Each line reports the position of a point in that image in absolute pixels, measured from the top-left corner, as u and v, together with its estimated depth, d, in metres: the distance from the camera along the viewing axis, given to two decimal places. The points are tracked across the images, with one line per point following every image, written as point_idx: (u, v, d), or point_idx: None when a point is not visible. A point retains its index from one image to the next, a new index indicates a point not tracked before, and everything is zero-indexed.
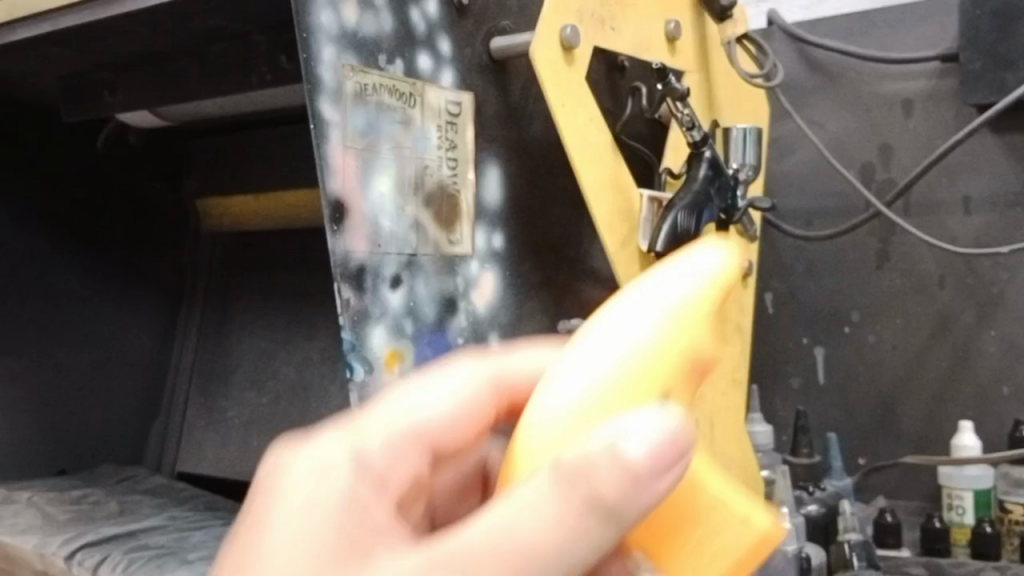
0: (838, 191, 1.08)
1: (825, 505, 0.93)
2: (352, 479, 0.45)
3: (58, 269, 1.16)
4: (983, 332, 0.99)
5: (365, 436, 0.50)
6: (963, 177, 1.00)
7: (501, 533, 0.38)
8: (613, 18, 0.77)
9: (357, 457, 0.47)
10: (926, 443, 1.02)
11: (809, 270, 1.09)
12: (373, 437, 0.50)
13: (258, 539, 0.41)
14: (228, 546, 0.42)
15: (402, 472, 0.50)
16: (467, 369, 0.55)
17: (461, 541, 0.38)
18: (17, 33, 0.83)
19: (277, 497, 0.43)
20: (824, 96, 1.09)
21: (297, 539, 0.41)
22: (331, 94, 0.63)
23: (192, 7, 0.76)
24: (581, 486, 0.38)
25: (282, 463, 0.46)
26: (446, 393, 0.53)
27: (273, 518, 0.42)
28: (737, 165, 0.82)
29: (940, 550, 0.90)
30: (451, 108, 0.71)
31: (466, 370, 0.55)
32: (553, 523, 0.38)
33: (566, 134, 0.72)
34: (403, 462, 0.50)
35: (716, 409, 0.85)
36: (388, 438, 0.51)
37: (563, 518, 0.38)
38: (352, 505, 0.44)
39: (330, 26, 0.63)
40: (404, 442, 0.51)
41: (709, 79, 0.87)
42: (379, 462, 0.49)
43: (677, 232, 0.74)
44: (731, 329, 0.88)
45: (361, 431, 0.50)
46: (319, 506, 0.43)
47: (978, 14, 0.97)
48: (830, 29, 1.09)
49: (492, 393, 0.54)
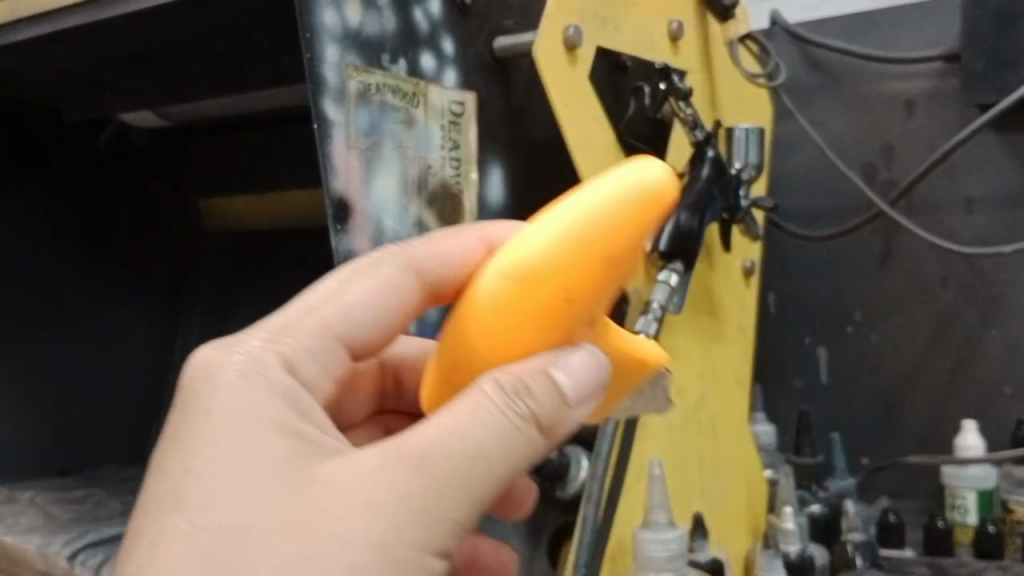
0: (840, 191, 1.08)
1: (827, 505, 0.93)
2: (284, 375, 0.45)
3: (61, 269, 1.16)
4: (986, 331, 0.99)
5: (282, 330, 0.47)
6: (965, 177, 1.00)
7: (450, 436, 0.41)
8: (616, 18, 0.77)
9: (288, 354, 0.46)
10: (929, 443, 1.02)
11: (811, 270, 1.09)
12: (293, 330, 0.47)
13: (212, 444, 0.41)
14: (173, 443, 0.42)
15: (328, 364, 0.47)
16: (384, 259, 0.50)
17: (409, 444, 0.41)
18: (19, 32, 0.83)
19: (218, 396, 0.43)
20: (825, 96, 1.09)
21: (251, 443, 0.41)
22: (334, 93, 0.63)
23: (195, 7, 0.76)
24: (514, 398, 0.42)
25: (207, 367, 0.45)
26: (364, 280, 0.49)
27: (223, 421, 0.42)
28: (740, 165, 0.82)
29: (944, 550, 0.90)
30: (453, 108, 0.71)
31: (384, 262, 0.50)
32: (494, 427, 0.41)
33: (570, 134, 0.72)
34: (327, 359, 0.47)
35: (719, 409, 0.85)
36: (315, 324, 0.48)
37: (501, 420, 0.42)
38: (292, 403, 0.43)
39: (334, 25, 0.63)
40: (322, 334, 0.47)
41: (711, 78, 0.87)
42: (309, 363, 0.46)
43: (681, 231, 0.74)
44: (733, 329, 0.88)
45: (273, 328, 0.47)
46: (259, 407, 0.43)
47: (979, 13, 0.96)
48: (832, 29, 1.09)
49: (413, 280, 0.49)
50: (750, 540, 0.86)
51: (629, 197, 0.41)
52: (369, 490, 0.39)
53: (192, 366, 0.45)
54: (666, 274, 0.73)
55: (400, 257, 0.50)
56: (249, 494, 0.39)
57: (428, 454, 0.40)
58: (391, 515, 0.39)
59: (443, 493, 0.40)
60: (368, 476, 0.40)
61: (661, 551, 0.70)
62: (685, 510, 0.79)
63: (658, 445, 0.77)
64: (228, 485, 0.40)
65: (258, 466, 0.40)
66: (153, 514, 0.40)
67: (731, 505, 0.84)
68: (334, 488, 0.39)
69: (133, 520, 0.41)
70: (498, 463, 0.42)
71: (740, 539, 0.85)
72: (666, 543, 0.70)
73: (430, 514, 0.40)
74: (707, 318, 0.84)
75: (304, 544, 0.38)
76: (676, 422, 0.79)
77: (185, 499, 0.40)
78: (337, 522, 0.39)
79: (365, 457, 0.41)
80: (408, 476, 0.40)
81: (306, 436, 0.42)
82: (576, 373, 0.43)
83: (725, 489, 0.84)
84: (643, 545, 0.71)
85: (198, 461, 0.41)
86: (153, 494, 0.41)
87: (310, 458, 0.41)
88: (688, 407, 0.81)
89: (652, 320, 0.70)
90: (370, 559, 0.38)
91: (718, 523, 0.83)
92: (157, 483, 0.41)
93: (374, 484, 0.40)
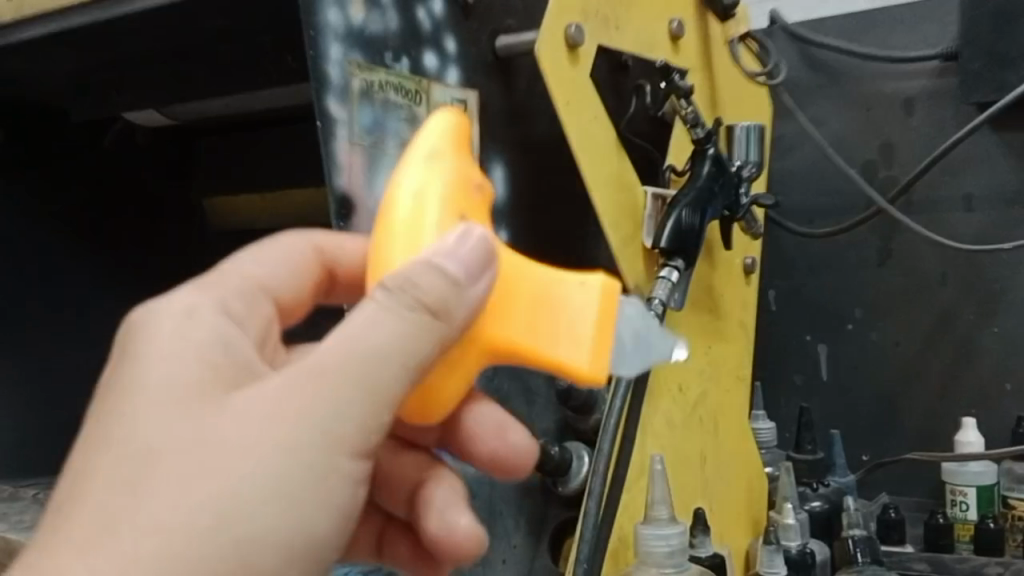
0: (841, 189, 1.08)
1: (828, 501, 0.93)
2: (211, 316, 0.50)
3: (65, 268, 1.16)
4: (985, 329, 0.99)
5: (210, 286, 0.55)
6: (964, 175, 1.01)
7: (345, 342, 0.45)
8: (617, 17, 0.78)
9: (211, 297, 0.53)
10: (928, 440, 1.02)
11: (811, 268, 1.09)
12: (220, 288, 0.54)
13: (128, 372, 0.46)
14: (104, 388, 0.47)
15: (251, 318, 0.54)
16: (287, 237, 0.61)
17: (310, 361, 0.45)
18: (23, 31, 0.83)
19: (150, 336, 0.48)
20: (826, 94, 1.09)
21: (167, 369, 0.46)
22: (337, 91, 0.63)
23: (199, 6, 0.77)
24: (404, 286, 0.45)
25: (141, 320, 0.49)
26: (275, 259, 0.60)
27: (147, 357, 0.47)
28: (740, 162, 0.83)
29: (943, 546, 0.91)
30: (455, 106, 0.72)
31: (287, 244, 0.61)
32: (384, 326, 0.45)
33: (571, 131, 0.73)
34: (249, 310, 0.55)
35: (719, 406, 0.85)
36: (239, 283, 0.56)
37: (393, 318, 0.45)
38: (212, 332, 0.49)
39: (337, 24, 0.63)
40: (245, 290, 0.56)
41: (711, 77, 0.88)
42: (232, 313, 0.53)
43: (681, 228, 0.74)
44: (734, 326, 0.88)
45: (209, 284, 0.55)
46: (187, 332, 0.48)
47: (980, 12, 0.97)
48: (831, 28, 1.10)
49: (314, 258, 0.60)
50: (750, 537, 0.87)
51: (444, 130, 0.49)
52: (266, 407, 0.45)
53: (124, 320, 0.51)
54: (666, 271, 0.74)
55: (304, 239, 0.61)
56: (166, 421, 0.44)
57: (322, 366, 0.45)
58: (289, 426, 0.44)
59: (343, 393, 0.45)
60: (266, 397, 0.45)
61: (661, 546, 0.71)
62: (686, 506, 0.80)
63: (659, 441, 0.77)
64: (147, 413, 0.44)
65: (171, 394, 0.45)
66: (82, 449, 0.45)
67: (731, 502, 0.85)
68: (243, 414, 0.44)
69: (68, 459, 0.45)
70: (394, 357, 0.45)
71: (740, 534, 0.86)
72: (667, 539, 0.71)
73: (331, 418, 0.45)
74: (708, 316, 0.85)
75: (218, 463, 0.43)
76: (677, 418, 0.79)
77: (106, 434, 0.44)
78: (246, 441, 0.44)
79: (270, 382, 0.45)
80: (305, 386, 0.45)
81: (220, 364, 0.47)
82: (464, 260, 0.45)
83: (725, 485, 0.84)
84: (643, 540, 0.71)
85: (121, 401, 0.45)
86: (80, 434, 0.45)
87: (220, 387, 0.46)
88: (688, 404, 0.81)
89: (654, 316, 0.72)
90: (280, 466, 0.44)
91: (719, 519, 0.83)
92: (85, 425, 0.46)
93: (271, 401, 0.45)
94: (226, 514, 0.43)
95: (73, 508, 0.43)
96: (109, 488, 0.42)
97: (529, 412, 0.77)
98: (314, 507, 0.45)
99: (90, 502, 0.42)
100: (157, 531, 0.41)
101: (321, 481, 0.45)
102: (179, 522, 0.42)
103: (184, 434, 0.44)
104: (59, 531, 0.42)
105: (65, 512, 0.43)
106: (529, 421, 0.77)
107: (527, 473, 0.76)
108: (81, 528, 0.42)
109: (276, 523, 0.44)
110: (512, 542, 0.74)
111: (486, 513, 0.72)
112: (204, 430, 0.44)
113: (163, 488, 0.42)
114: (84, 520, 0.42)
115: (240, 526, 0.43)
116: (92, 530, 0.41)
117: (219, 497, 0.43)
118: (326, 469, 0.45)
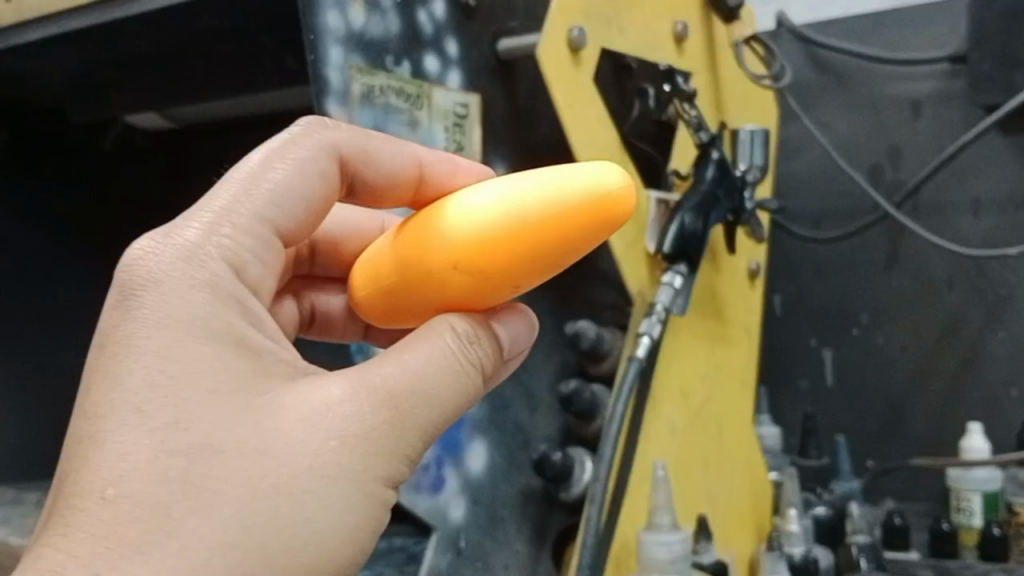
0: (847, 192, 1.07)
1: (833, 507, 0.92)
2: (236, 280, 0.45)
3: (68, 270, 1.16)
4: (992, 333, 0.98)
5: (219, 212, 0.47)
6: (971, 179, 1.00)
7: (417, 372, 0.44)
8: (621, 20, 0.77)
9: (229, 242, 0.46)
10: (934, 445, 1.02)
11: (817, 271, 1.09)
12: (231, 223, 0.47)
13: (146, 341, 0.42)
14: (119, 348, 0.42)
15: (267, 259, 0.48)
16: (305, 139, 0.52)
17: (377, 379, 0.44)
18: (25, 34, 0.83)
19: (171, 294, 0.43)
20: (832, 97, 1.08)
21: (208, 355, 0.42)
22: (338, 96, 0.63)
23: (200, 9, 0.77)
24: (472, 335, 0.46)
25: (148, 269, 0.44)
26: (288, 160, 0.50)
27: (176, 330, 0.42)
28: (745, 166, 0.82)
29: (948, 553, 0.90)
30: (457, 109, 0.72)
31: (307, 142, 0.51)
32: (444, 363, 0.45)
33: (573, 136, 0.72)
34: (270, 245, 0.48)
35: (723, 412, 0.85)
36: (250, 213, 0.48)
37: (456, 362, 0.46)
38: (240, 308, 0.44)
39: (337, 27, 0.63)
40: (264, 214, 0.48)
41: (717, 80, 0.87)
42: (253, 258, 0.47)
43: (684, 234, 0.74)
44: (738, 331, 0.88)
45: (216, 208, 0.48)
46: (204, 302, 0.43)
47: (988, 13, 0.96)
48: (838, 30, 1.09)
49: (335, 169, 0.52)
50: (754, 542, 0.86)
51: (576, 197, 0.43)
52: (337, 423, 0.42)
53: (128, 257, 0.44)
54: (670, 276, 0.74)
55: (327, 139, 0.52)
56: (224, 413, 0.40)
57: (394, 388, 0.44)
58: (359, 451, 0.42)
59: (410, 424, 0.44)
60: (335, 406, 0.42)
61: (663, 553, 0.70)
62: (689, 512, 0.79)
63: (661, 447, 0.77)
64: (197, 400, 0.40)
65: (216, 381, 0.41)
66: (104, 425, 0.40)
67: (735, 508, 0.84)
68: (306, 420, 0.42)
69: (75, 432, 0.41)
70: (450, 398, 0.45)
71: (744, 539, 0.85)
72: (668, 545, 0.70)
73: (394, 450, 0.43)
74: (712, 320, 0.84)
75: (281, 473, 0.40)
76: (681, 424, 0.79)
77: (149, 417, 0.40)
78: (314, 454, 0.41)
79: (332, 386, 0.43)
80: (376, 404, 0.43)
81: (254, 346, 0.44)
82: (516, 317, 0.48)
83: (729, 492, 0.84)
84: (646, 547, 0.71)
85: (158, 374, 0.41)
86: (104, 405, 0.40)
87: (268, 380, 0.43)
88: (692, 409, 0.80)
89: (656, 322, 0.71)
90: (345, 487, 0.41)
91: (722, 524, 0.83)
92: (108, 392, 0.41)
93: (347, 416, 0.42)
94: (283, 526, 0.40)
95: (118, 499, 0.38)
96: (160, 483, 0.38)
97: (531, 418, 0.76)
98: (360, 539, 0.43)
99: (139, 496, 0.38)
100: (224, 545, 0.38)
101: (373, 507, 0.43)
102: (245, 536, 0.39)
103: (248, 434, 0.40)
104: (99, 521, 0.38)
105: (86, 505, 0.38)
106: (531, 427, 0.76)
107: (529, 479, 0.75)
108: (133, 527, 0.37)
109: (329, 548, 0.41)
110: (514, 549, 0.73)
111: (488, 520, 0.72)
112: (264, 429, 0.41)
113: (227, 495, 0.39)
114: (137, 518, 0.38)
115: (300, 544, 0.40)
116: (148, 532, 0.37)
117: (284, 512, 0.40)
118: (377, 497, 0.43)
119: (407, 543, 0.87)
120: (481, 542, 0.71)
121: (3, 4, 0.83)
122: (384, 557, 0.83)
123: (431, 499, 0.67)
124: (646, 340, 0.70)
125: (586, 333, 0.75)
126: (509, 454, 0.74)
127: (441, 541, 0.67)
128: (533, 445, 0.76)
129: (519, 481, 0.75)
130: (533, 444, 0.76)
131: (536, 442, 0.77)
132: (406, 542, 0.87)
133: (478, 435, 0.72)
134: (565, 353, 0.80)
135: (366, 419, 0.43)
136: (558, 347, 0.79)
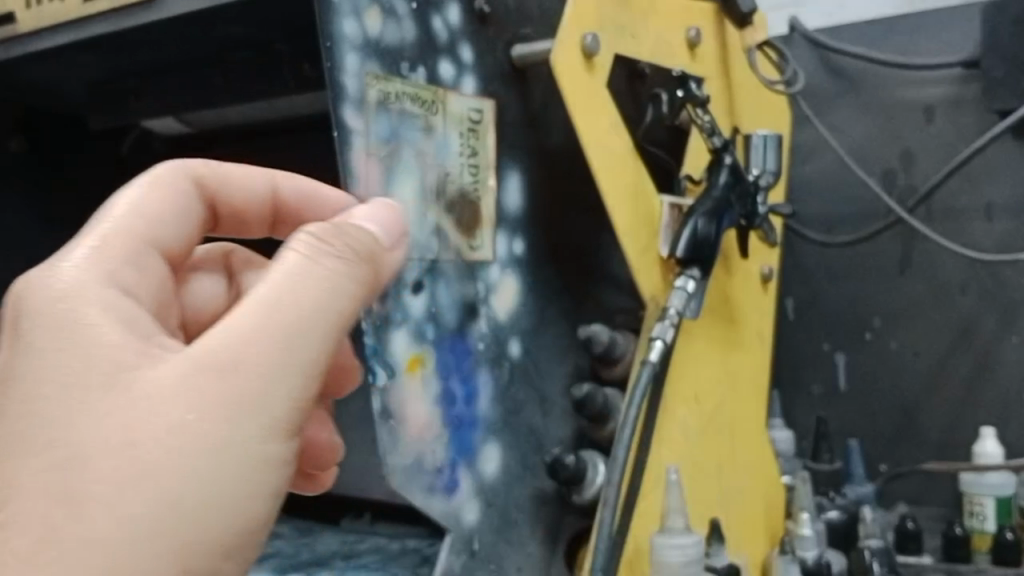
0: (860, 197, 1.08)
1: (846, 511, 0.93)
2: (105, 288, 0.46)
3: None
4: (1005, 338, 0.98)
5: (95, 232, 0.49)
6: (985, 183, 1.00)
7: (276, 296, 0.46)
8: (634, 26, 0.78)
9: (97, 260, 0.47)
10: (947, 450, 1.02)
11: (830, 275, 1.09)
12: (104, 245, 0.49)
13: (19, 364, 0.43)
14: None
15: (145, 263, 0.49)
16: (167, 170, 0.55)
17: (226, 327, 0.45)
18: (43, 41, 0.84)
19: (34, 314, 0.44)
20: (845, 102, 1.09)
21: (72, 360, 0.43)
22: (354, 102, 0.64)
23: (217, 16, 0.77)
24: (333, 238, 0.49)
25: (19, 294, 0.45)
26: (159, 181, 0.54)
27: (40, 349, 0.43)
28: (758, 171, 0.82)
29: (961, 558, 0.91)
30: (472, 115, 0.72)
31: (169, 175, 0.55)
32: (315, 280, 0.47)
33: (585, 138, 0.73)
34: (142, 259, 0.50)
35: (736, 415, 0.85)
36: (115, 230, 0.50)
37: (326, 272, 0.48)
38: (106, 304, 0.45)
39: (354, 35, 0.64)
40: (129, 234, 0.50)
41: (730, 85, 0.87)
42: (126, 266, 0.48)
43: (698, 238, 0.74)
44: (751, 336, 0.88)
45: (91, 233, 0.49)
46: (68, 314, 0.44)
47: (1000, 18, 0.97)
48: (852, 34, 1.09)
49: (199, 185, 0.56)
50: (767, 546, 0.87)
51: None
52: (193, 398, 0.43)
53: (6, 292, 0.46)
54: (683, 280, 0.74)
55: (182, 167, 0.58)
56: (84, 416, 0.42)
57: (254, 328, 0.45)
58: (223, 413, 0.43)
59: (281, 349, 0.45)
60: (184, 378, 0.43)
61: (677, 556, 0.71)
62: (701, 516, 0.79)
63: (675, 451, 0.77)
64: (62, 412, 0.42)
65: (81, 387, 0.42)
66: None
67: (748, 511, 0.84)
68: (157, 399, 0.43)
69: None
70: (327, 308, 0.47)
71: (757, 543, 0.86)
72: (683, 549, 0.71)
73: (268, 388, 0.45)
74: (725, 325, 0.84)
75: (146, 460, 0.41)
76: (694, 428, 0.79)
77: (31, 442, 0.41)
78: (168, 431, 0.42)
79: (180, 359, 0.44)
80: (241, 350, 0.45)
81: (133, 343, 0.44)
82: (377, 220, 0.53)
83: (742, 495, 0.84)
84: (659, 550, 0.71)
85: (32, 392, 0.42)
86: (3, 437, 0.42)
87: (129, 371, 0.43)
88: (705, 414, 0.81)
89: (670, 327, 0.72)
90: (210, 459, 0.43)
91: (735, 529, 0.83)
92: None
93: (198, 382, 0.44)
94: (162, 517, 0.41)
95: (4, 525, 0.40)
96: (41, 494, 0.40)
97: (544, 421, 0.77)
98: (245, 493, 0.44)
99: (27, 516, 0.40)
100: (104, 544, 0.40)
101: (253, 466, 0.44)
102: (119, 530, 0.40)
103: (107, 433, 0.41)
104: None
105: None
106: (545, 431, 0.77)
107: (542, 483, 0.76)
108: (23, 542, 0.40)
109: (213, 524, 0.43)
110: (527, 552, 0.74)
111: (501, 522, 0.72)
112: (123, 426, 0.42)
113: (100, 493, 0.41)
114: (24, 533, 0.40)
115: (179, 522, 0.42)
116: (36, 541, 0.40)
117: (147, 497, 0.41)
118: (259, 451, 0.45)
119: (420, 545, 0.88)
120: (493, 543, 0.71)
121: (22, 11, 0.84)
122: (398, 559, 0.84)
123: (445, 502, 0.68)
124: (659, 344, 0.70)
125: (599, 336, 0.75)
126: (522, 457, 0.75)
127: (455, 542, 0.68)
128: (546, 448, 0.77)
129: (533, 484, 0.75)
130: (546, 447, 0.77)
131: (550, 445, 0.78)
132: (418, 545, 0.88)
133: (491, 437, 0.73)
134: (578, 357, 0.81)
135: (222, 377, 0.44)
136: (571, 351, 0.80)
